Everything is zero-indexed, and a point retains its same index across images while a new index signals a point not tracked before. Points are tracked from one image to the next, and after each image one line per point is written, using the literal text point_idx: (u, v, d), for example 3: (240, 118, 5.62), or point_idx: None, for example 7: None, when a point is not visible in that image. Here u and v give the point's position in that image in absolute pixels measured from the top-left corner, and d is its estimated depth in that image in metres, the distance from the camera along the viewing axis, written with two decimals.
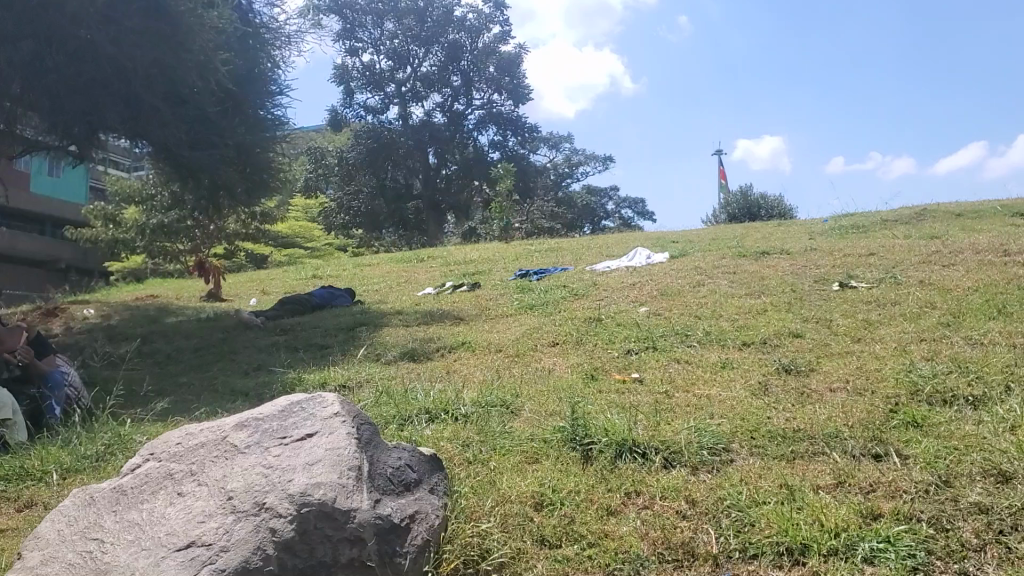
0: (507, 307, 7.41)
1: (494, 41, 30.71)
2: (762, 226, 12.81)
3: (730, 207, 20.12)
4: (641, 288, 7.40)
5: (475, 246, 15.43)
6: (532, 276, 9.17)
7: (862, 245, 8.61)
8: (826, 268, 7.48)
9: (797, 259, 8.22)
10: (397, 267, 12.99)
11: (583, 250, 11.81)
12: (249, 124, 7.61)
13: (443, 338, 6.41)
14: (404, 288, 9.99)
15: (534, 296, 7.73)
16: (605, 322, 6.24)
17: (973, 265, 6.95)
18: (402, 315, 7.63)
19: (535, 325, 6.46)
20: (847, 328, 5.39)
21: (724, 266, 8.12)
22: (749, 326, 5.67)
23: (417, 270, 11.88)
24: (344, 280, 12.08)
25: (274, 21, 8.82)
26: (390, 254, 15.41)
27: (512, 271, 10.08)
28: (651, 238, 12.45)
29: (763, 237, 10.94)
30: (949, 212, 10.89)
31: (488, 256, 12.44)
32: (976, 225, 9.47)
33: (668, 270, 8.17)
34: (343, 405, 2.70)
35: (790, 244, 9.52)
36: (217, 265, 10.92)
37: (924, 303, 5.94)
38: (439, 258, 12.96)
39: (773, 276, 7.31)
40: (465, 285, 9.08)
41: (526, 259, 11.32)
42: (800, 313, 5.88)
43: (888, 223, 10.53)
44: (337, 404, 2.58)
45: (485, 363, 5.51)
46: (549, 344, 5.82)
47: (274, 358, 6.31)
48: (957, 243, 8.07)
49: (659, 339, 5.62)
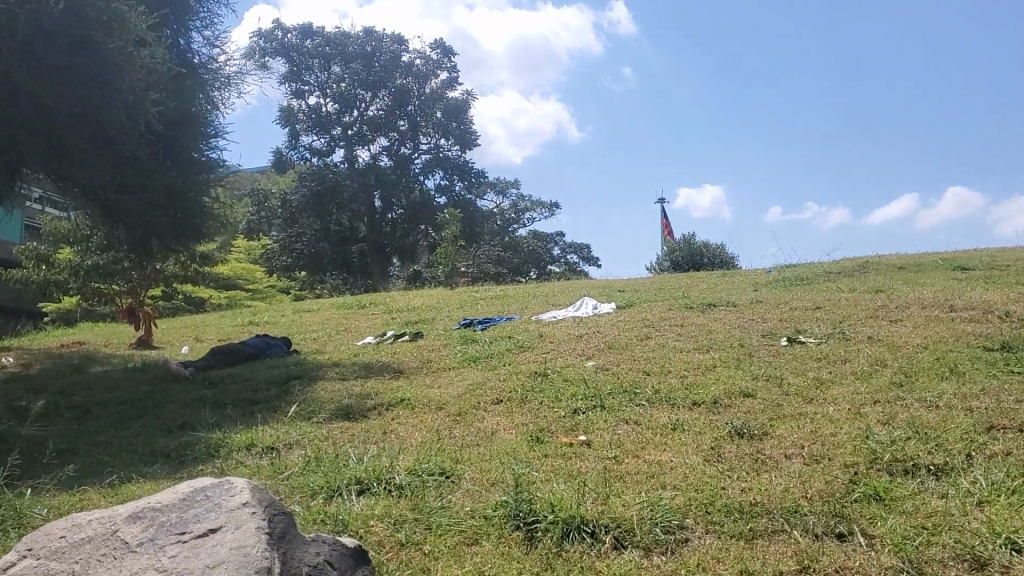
0: (449, 360, 7.13)
1: (442, 86, 30.70)
2: (707, 276, 12.74)
3: (674, 255, 20.14)
4: (587, 341, 7.18)
5: (419, 291, 15.14)
6: (475, 326, 8.92)
7: (809, 297, 8.54)
8: (775, 321, 7.35)
9: (744, 311, 8.10)
10: (337, 313, 12.63)
11: (528, 298, 11.60)
12: (182, 167, 7.29)
13: (381, 394, 6.10)
14: (343, 337, 9.65)
15: (477, 348, 7.47)
16: (551, 378, 6.00)
17: (921, 321, 6.88)
18: (339, 367, 7.30)
19: (477, 380, 6.18)
20: (799, 387, 5.22)
21: (671, 318, 7.95)
22: (699, 384, 5.47)
23: (358, 317, 11.54)
24: (281, 327, 11.68)
25: (213, 61, 8.52)
26: (331, 300, 15.02)
27: (455, 319, 9.82)
28: (596, 287, 12.30)
29: (709, 288, 10.84)
30: (892, 265, 10.93)
31: (431, 303, 12.15)
32: (919, 278, 9.48)
33: (615, 322, 7.98)
34: (258, 491, 2.36)
35: (736, 295, 9.41)
36: (148, 310, 10.46)
37: (874, 360, 5.82)
38: (381, 305, 12.64)
39: (721, 329, 7.15)
40: (406, 335, 8.79)
41: (470, 307, 11.06)
42: (751, 370, 5.71)
43: (832, 275, 10.52)
44: (249, 492, 2.25)
45: (425, 422, 5.22)
46: (492, 402, 5.55)
47: (200, 414, 5.94)
48: (903, 297, 8.03)
49: (606, 397, 5.39)
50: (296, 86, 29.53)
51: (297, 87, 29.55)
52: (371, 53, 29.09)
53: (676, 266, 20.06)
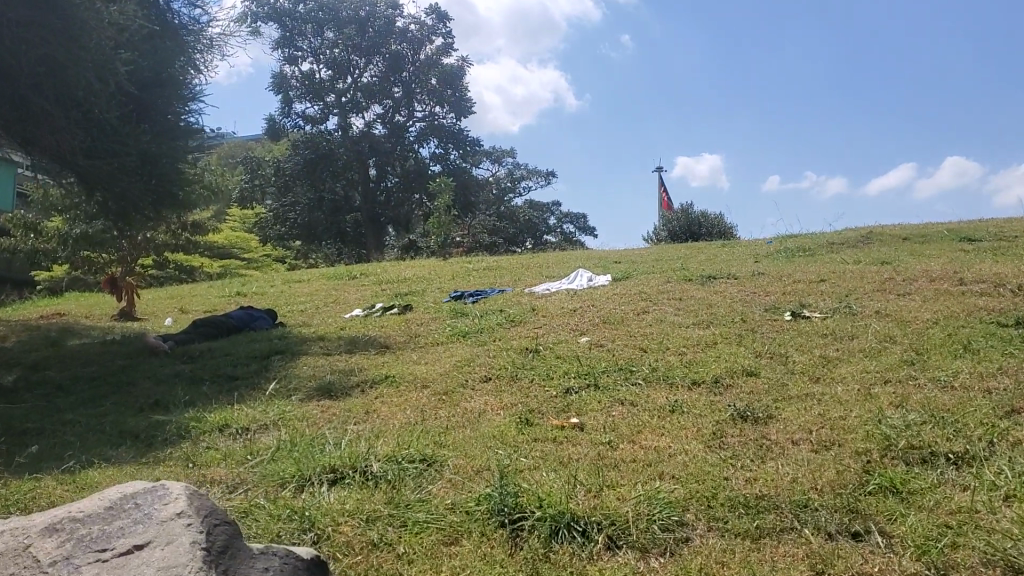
0: (438, 334, 6.85)
1: (437, 53, 30.17)
2: (706, 247, 12.43)
3: (672, 225, 19.81)
4: (582, 315, 6.90)
5: (411, 262, 14.82)
6: (467, 299, 8.63)
7: (813, 269, 8.25)
8: (777, 295, 7.07)
9: (745, 284, 7.81)
10: (326, 285, 12.33)
11: (522, 270, 11.29)
12: (158, 131, 6.96)
13: (365, 370, 5.83)
14: (331, 310, 9.36)
15: (467, 321, 7.18)
16: (543, 355, 5.72)
17: (930, 294, 6.59)
18: (324, 342, 7.01)
19: (466, 357, 5.91)
20: (804, 366, 4.94)
21: (669, 291, 7.67)
22: (698, 362, 5.19)
23: (347, 288, 11.24)
24: (269, 298, 11.38)
25: (196, 22, 8.14)
26: (322, 271, 14.71)
27: (447, 291, 9.52)
28: (593, 258, 11.99)
29: (709, 259, 10.54)
30: (896, 236, 10.62)
31: (423, 274, 11.85)
32: (925, 250, 9.18)
33: (611, 295, 7.69)
34: (192, 498, 2.24)
35: (737, 268, 9.12)
36: (130, 282, 10.14)
37: (883, 336, 5.54)
38: (372, 276, 12.33)
39: (721, 303, 6.87)
40: (395, 308, 8.50)
41: (463, 279, 10.77)
42: (753, 348, 5.43)
43: (836, 246, 10.22)
44: (180, 502, 2.12)
45: (409, 402, 4.95)
46: (480, 380, 5.28)
47: (175, 392, 5.66)
48: (911, 269, 7.74)
49: (601, 376, 5.11)
50: (288, 52, 29.02)
51: (289, 53, 29.04)
52: (365, 18, 28.53)
53: (673, 237, 19.74)
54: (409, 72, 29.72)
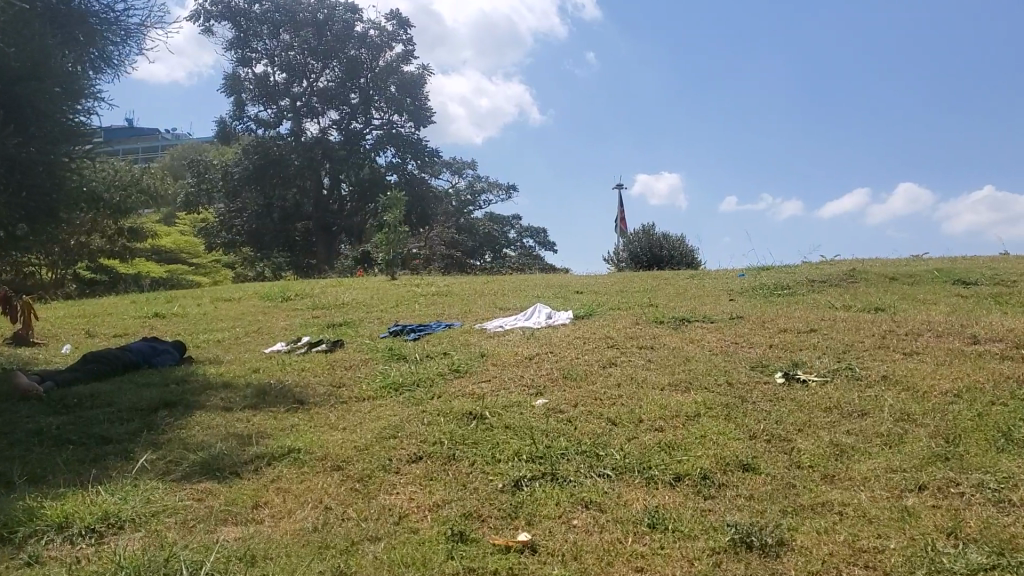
0: (366, 387, 5.74)
1: (397, 60, 29.05)
2: (673, 278, 11.47)
3: (632, 246, 18.87)
4: (536, 366, 5.84)
5: (353, 281, 13.63)
6: (408, 337, 7.52)
7: (799, 314, 7.28)
8: (763, 348, 6.09)
9: (723, 330, 6.83)
10: (255, 308, 11.14)
11: (473, 298, 10.22)
12: (37, 134, 5.82)
13: (267, 440, 4.71)
14: (253, 343, 8.20)
15: (402, 370, 6.09)
16: (489, 424, 4.65)
17: (941, 356, 5.66)
18: (229, 392, 5.87)
19: (394, 423, 4.81)
20: (814, 459, 3.93)
21: (638, 336, 6.65)
22: (681, 446, 4.16)
23: (276, 314, 10.07)
24: (188, 322, 10.15)
25: (111, 11, 6.99)
26: (254, 289, 13.49)
27: (384, 325, 8.41)
28: (551, 286, 10.96)
29: (677, 294, 9.55)
30: (882, 275, 9.73)
31: (363, 299, 10.72)
32: (919, 295, 8.29)
33: (570, 340, 6.65)
34: None
35: (711, 307, 8.13)
36: (25, 302, 8.70)
37: (899, 415, 4.56)
38: (306, 300, 11.15)
39: (700, 356, 5.85)
40: (322, 346, 7.38)
41: (406, 308, 9.65)
42: (744, 424, 4.42)
43: (817, 284, 9.29)
44: None
45: (312, 497, 3.85)
46: (408, 463, 4.20)
47: (24, 462, 4.50)
48: (911, 320, 6.82)
49: (558, 461, 4.05)
50: (242, 53, 27.73)
51: (242, 54, 27.75)
52: (323, 21, 27.31)
53: (635, 258, 18.82)
54: (367, 79, 28.56)
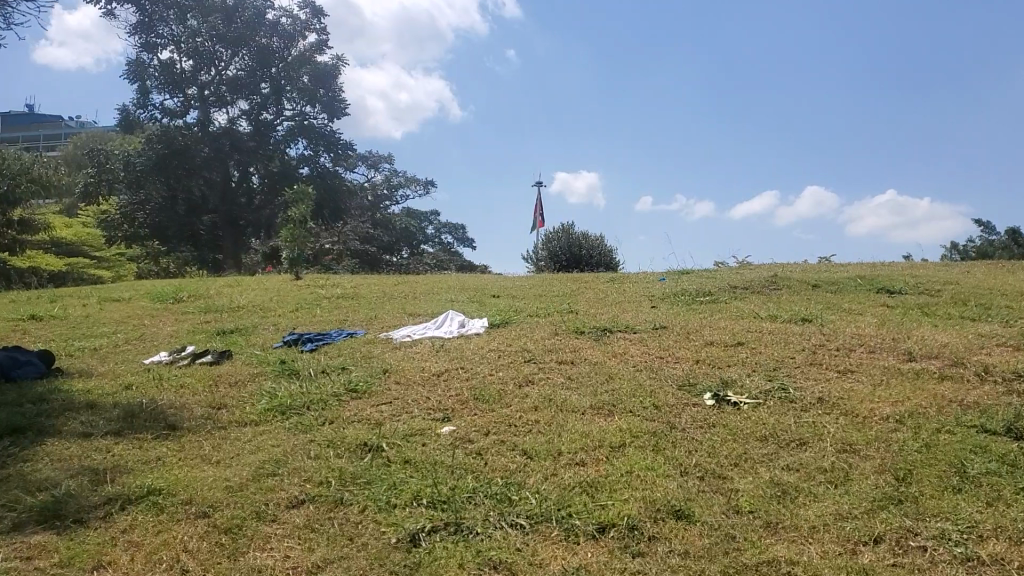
0: (251, 410, 5.07)
1: (310, 49, 28.06)
2: (592, 281, 11.03)
3: (550, 245, 18.45)
4: (444, 385, 5.27)
5: (254, 280, 12.83)
6: (305, 348, 6.85)
7: (725, 325, 6.87)
8: (691, 364, 5.64)
9: (647, 341, 6.38)
10: (143, 310, 10.29)
11: (381, 302, 9.58)
12: None
13: (126, 477, 4.02)
14: (132, 352, 7.41)
15: (293, 388, 5.43)
16: (387, 458, 4.06)
17: (878, 374, 5.29)
18: (93, 414, 5.13)
19: (277, 457, 4.17)
20: (754, 502, 3.47)
21: (557, 349, 6.14)
22: (604, 485, 3.64)
23: (163, 318, 9.26)
24: (65, 325, 9.25)
25: None
26: (146, 289, 12.58)
27: (281, 332, 7.72)
28: (465, 289, 10.40)
29: (596, 300, 9.09)
30: (805, 281, 9.45)
31: (262, 301, 9.98)
32: (845, 304, 7.99)
33: (483, 352, 6.10)
34: None
35: (633, 315, 7.68)
36: None
37: (841, 445, 4.14)
38: (199, 302, 10.33)
39: (623, 374, 5.36)
40: (209, 358, 6.67)
41: (308, 313, 8.95)
42: (674, 457, 3.93)
43: (740, 291, 8.94)
44: None
45: (169, 558, 3.21)
46: (288, 511, 3.59)
47: None
48: (841, 332, 6.48)
49: (464, 507, 3.49)
50: (146, 38, 26.33)
51: (146, 39, 26.36)
52: (232, 7, 26.13)
53: (553, 257, 18.39)
54: (279, 69, 27.49)
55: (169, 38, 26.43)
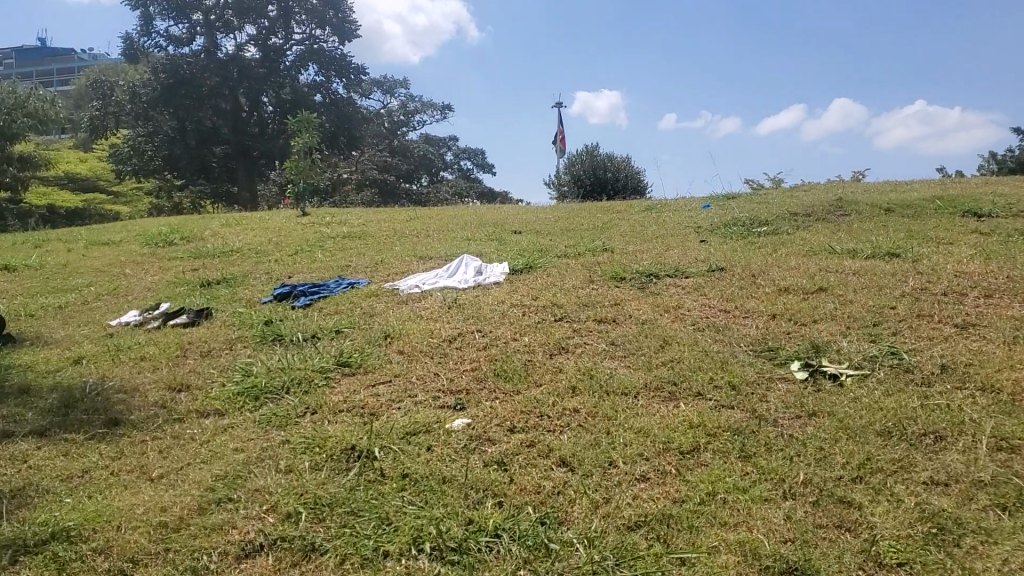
0: (215, 395, 4.04)
1: None
2: (626, 211, 9.88)
3: (574, 168, 17.18)
4: (457, 357, 4.21)
5: (257, 219, 11.75)
6: (295, 305, 5.80)
7: (795, 267, 5.73)
8: (764, 320, 4.53)
9: (705, 288, 5.26)
10: (129, 257, 9.26)
11: (389, 242, 8.49)
12: None
13: (30, 510, 2.99)
14: (100, 311, 6.40)
15: (270, 362, 4.39)
16: (379, 472, 3.00)
17: (1010, 329, 4.15)
18: (22, 404, 4.11)
19: (233, 471, 3.13)
20: (902, 550, 2.38)
21: (596, 302, 5.04)
22: (681, 520, 2.59)
23: (146, 267, 8.22)
24: (38, 278, 8.26)
25: None
26: (140, 231, 11.55)
27: (273, 284, 6.67)
28: (485, 224, 9.28)
29: (633, 235, 7.95)
30: (874, 205, 8.23)
31: (258, 244, 8.92)
32: (928, 232, 6.80)
33: (507, 309, 5.02)
34: None
35: (679, 254, 6.54)
36: None
37: (995, 441, 3.04)
38: (188, 246, 9.30)
39: (683, 338, 4.26)
40: (183, 320, 5.64)
41: (306, 258, 7.89)
42: (772, 470, 2.86)
43: (801, 219, 7.75)
44: None
45: None
46: (237, 567, 2.55)
47: None
48: (941, 271, 5.32)
49: (484, 559, 2.45)
50: None
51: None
52: None
53: (577, 181, 17.12)
54: None
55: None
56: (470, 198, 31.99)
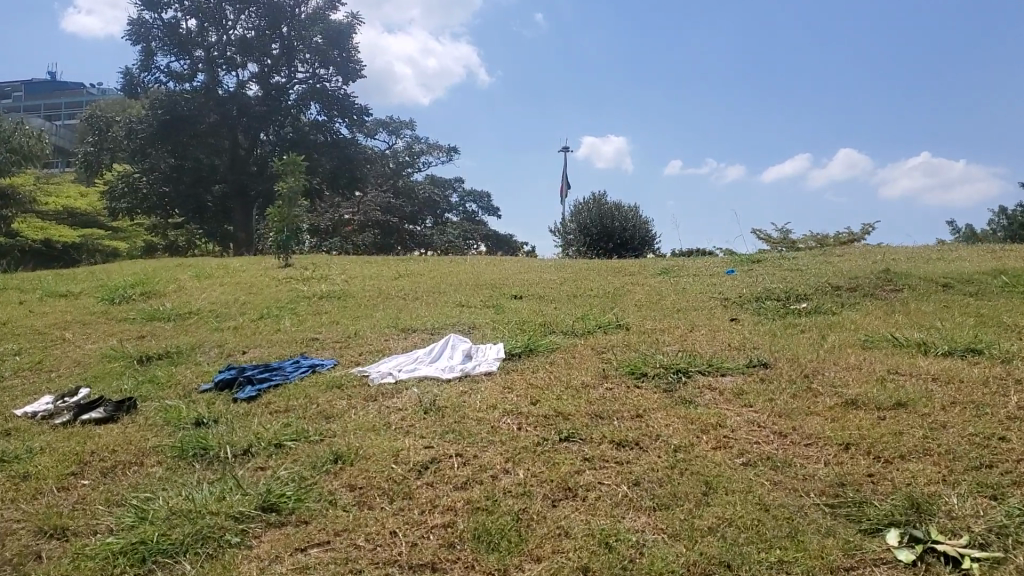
0: (91, 552, 2.94)
1: (324, 7, 25.71)
2: (640, 273, 8.83)
3: (581, 217, 16.20)
4: (426, 501, 3.10)
5: (234, 270, 10.70)
6: (238, 397, 4.71)
7: (856, 365, 4.64)
8: (835, 452, 3.43)
9: (748, 394, 4.16)
10: (79, 313, 8.19)
11: (371, 307, 7.41)
12: None
13: None
14: (11, 393, 5.30)
15: (178, 497, 3.29)
16: None
17: None
18: None
19: None
20: None
21: (611, 411, 3.95)
22: None
23: (90, 332, 7.14)
24: None
25: None
26: (105, 281, 10.49)
27: (222, 363, 5.59)
28: (481, 286, 8.21)
29: (650, 307, 6.88)
30: (929, 278, 7.15)
31: (223, 304, 7.85)
32: (1003, 318, 5.71)
33: (496, 419, 3.92)
34: None
35: (708, 340, 5.46)
36: None
37: None
38: (144, 304, 8.22)
39: (733, 481, 3.15)
40: (96, 415, 4.54)
41: (270, 325, 6.80)
42: None
43: (846, 295, 6.68)
44: None
45: None
46: None
47: None
48: None
49: None
50: None
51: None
52: None
53: (583, 231, 16.10)
54: (290, 29, 25.18)
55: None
56: (474, 242, 31.05)
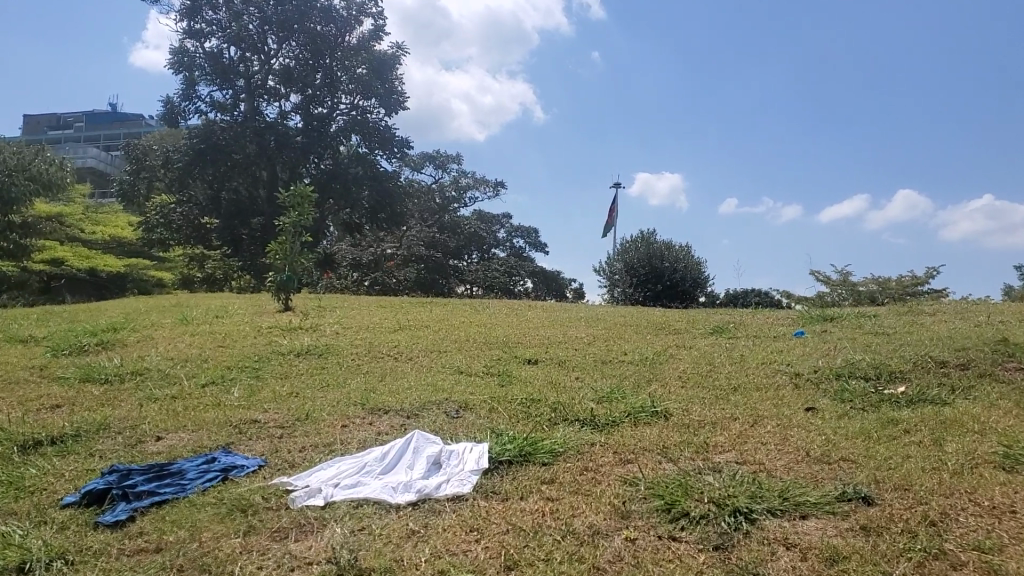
0: None
1: (369, 36, 24.61)
2: (689, 333, 7.34)
3: (627, 256, 14.71)
4: None
5: (227, 315, 9.40)
6: (101, 521, 3.33)
7: (1007, 508, 3.07)
8: None
9: (850, 563, 2.63)
10: (21, 366, 6.88)
11: (351, 371, 6.01)
12: None
13: None
14: None
15: None
16: None
17: None
18: None
19: None
20: None
21: None
22: None
23: (10, 395, 5.81)
24: None
25: None
26: (82, 325, 9.23)
27: (121, 456, 4.20)
28: (495, 346, 6.77)
29: (699, 383, 5.36)
30: None
31: (182, 363, 6.49)
32: None
33: None
34: None
35: (776, 446, 3.93)
36: None
37: None
38: (93, 359, 6.88)
39: None
40: None
41: (216, 395, 5.39)
42: None
43: (958, 376, 5.09)
44: None
45: None
46: None
47: None
48: None
49: None
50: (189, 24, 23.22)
51: (189, 25, 23.23)
52: None
53: (630, 271, 14.60)
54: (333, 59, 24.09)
55: (215, 24, 23.06)
56: (521, 277, 28.97)
